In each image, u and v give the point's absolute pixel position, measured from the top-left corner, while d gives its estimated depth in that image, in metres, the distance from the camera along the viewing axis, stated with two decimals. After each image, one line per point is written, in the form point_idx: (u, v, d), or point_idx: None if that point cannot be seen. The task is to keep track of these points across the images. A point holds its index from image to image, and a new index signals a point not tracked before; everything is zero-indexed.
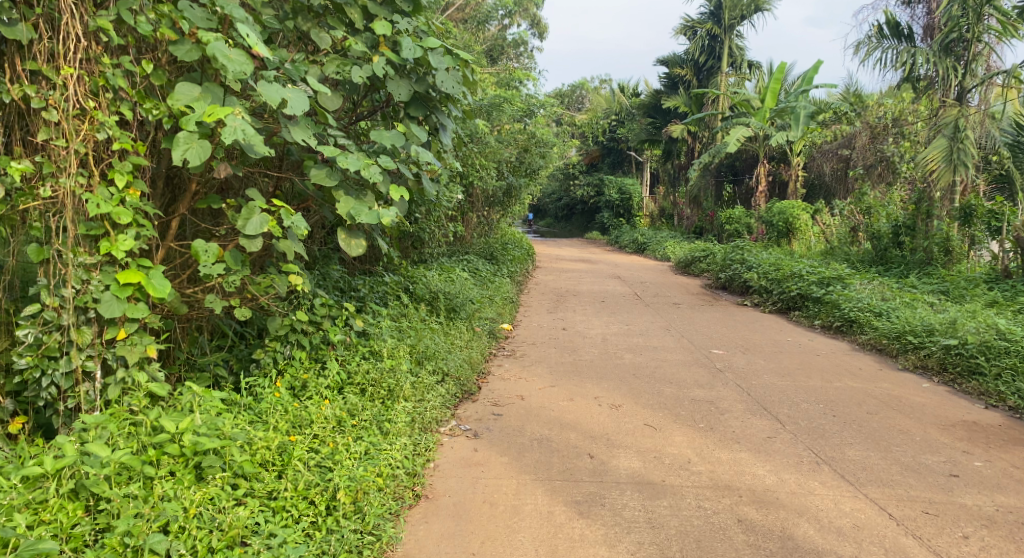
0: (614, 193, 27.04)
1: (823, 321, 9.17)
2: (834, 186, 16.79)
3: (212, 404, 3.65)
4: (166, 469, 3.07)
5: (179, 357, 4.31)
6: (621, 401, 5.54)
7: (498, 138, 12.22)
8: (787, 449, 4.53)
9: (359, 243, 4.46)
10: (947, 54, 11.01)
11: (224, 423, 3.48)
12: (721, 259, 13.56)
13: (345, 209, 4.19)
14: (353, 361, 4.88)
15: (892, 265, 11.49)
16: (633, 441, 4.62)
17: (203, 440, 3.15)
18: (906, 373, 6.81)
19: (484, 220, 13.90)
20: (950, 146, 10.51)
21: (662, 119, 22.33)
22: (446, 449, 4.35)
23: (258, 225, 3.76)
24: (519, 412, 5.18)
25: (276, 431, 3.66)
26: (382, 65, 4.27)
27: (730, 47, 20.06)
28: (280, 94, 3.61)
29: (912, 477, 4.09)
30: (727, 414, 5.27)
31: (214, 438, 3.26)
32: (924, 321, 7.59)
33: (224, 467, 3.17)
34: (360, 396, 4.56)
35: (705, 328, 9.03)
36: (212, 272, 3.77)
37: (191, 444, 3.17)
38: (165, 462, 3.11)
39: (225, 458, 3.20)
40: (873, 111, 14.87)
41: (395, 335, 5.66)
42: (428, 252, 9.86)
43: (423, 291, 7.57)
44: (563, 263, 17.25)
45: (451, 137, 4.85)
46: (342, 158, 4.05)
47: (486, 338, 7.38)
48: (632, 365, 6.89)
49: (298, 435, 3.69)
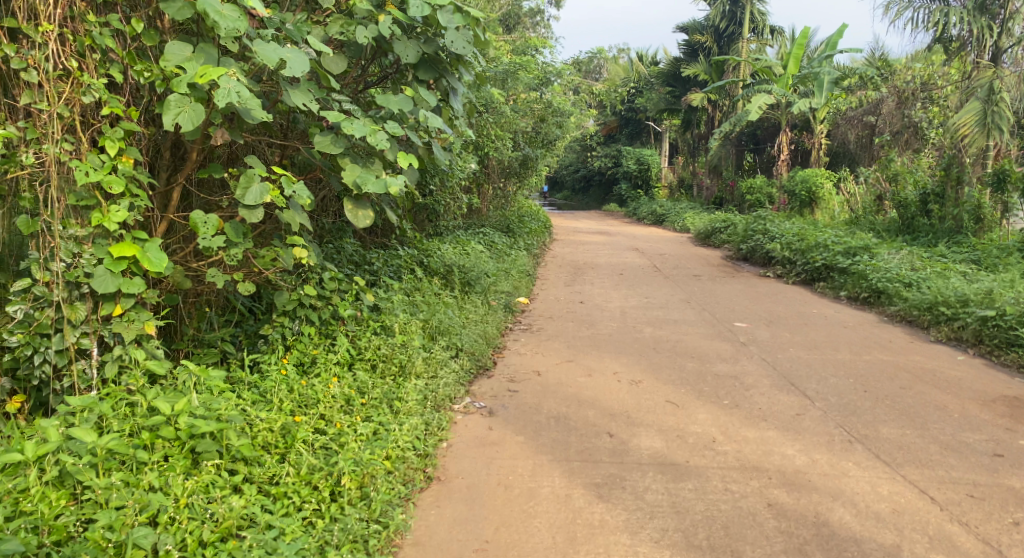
0: (632, 163, 26.60)
1: (850, 293, 8.88)
2: (859, 153, 16.37)
3: (214, 383, 3.49)
4: (159, 454, 2.89)
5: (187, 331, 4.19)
6: (641, 377, 5.35)
7: (513, 107, 11.95)
8: (817, 427, 4.32)
9: (366, 215, 4.21)
10: (982, 12, 10.63)
11: (227, 405, 3.31)
12: (742, 231, 13.25)
13: (350, 177, 3.95)
14: (364, 337, 4.69)
15: (920, 235, 11.16)
16: (655, 419, 4.43)
17: (198, 423, 2.97)
18: (940, 346, 6.56)
19: (500, 192, 13.67)
20: (984, 109, 10.12)
21: (682, 87, 21.93)
22: (459, 428, 4.17)
23: (258, 195, 3.52)
24: (535, 388, 5.02)
25: (279, 412, 3.47)
26: (388, 24, 4.03)
27: (752, 11, 19.46)
28: (277, 54, 3.36)
29: (953, 457, 3.86)
30: (753, 390, 5.06)
31: (211, 421, 3.08)
32: (958, 292, 7.31)
33: (221, 452, 2.99)
34: (370, 373, 4.37)
35: (728, 301, 8.79)
36: (212, 245, 3.56)
37: (186, 428, 3.00)
38: (159, 446, 2.93)
39: (222, 442, 3.01)
40: (901, 75, 14.44)
41: (407, 309, 5.48)
42: (442, 225, 9.68)
43: (437, 265, 7.40)
44: (581, 235, 16.99)
45: (462, 102, 4.60)
46: (346, 124, 3.84)
47: (501, 312, 7.20)
48: (653, 339, 6.69)
49: (304, 415, 3.49)
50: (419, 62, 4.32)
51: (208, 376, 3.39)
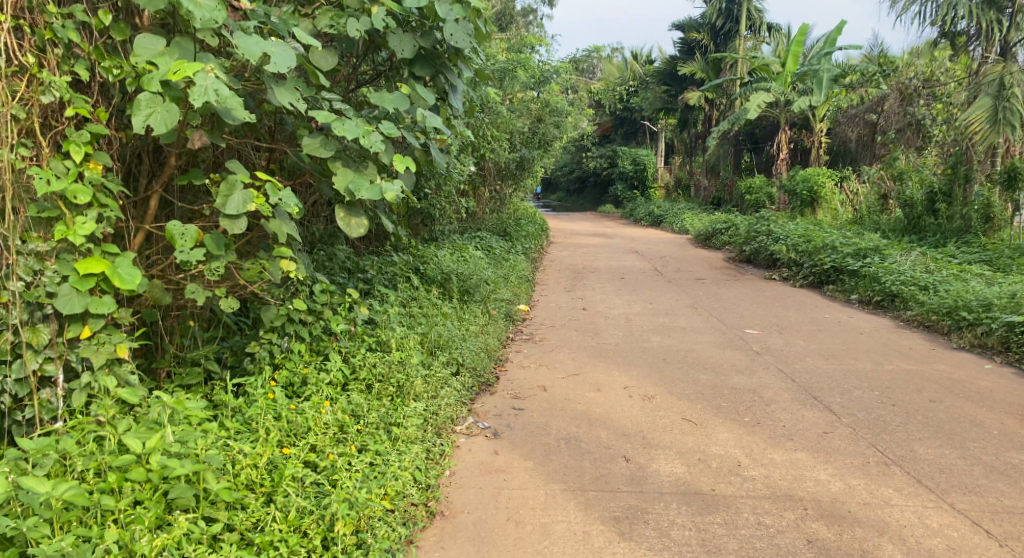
0: (629, 164, 26.23)
1: (861, 296, 8.57)
2: (860, 152, 16.09)
3: (191, 413, 3.16)
4: (128, 500, 2.58)
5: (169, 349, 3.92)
6: (654, 391, 5.04)
7: (510, 107, 11.64)
8: (848, 447, 4.03)
9: (360, 223, 3.85)
10: (990, 6, 10.37)
11: (207, 440, 2.99)
12: (744, 232, 12.94)
13: (342, 183, 3.62)
14: (359, 355, 4.35)
15: (927, 235, 10.89)
16: (673, 440, 4.12)
17: (172, 465, 2.65)
18: (964, 354, 6.28)
19: (496, 195, 13.33)
20: (994, 105, 9.79)
21: (678, 87, 21.64)
22: (463, 453, 3.85)
23: (240, 204, 3.16)
24: (542, 406, 4.71)
25: (265, 444, 3.14)
26: (382, 16, 3.72)
27: (749, 9, 19.18)
28: (260, 48, 3.02)
29: (1002, 482, 3.59)
30: (773, 405, 4.75)
31: (186, 459, 2.76)
32: (978, 295, 7.04)
33: (198, 497, 2.68)
34: (365, 394, 4.03)
35: (735, 306, 8.49)
36: (191, 259, 3.19)
37: (158, 469, 2.68)
38: (127, 490, 2.62)
39: (199, 485, 2.69)
40: (903, 72, 14.17)
41: (403, 322, 5.15)
42: (438, 229, 9.33)
43: (435, 273, 7.09)
44: (578, 238, 16.66)
45: (462, 101, 4.29)
46: (337, 125, 3.53)
47: (502, 321, 6.88)
48: (662, 349, 6.37)
49: (293, 447, 3.16)
50: (415, 58, 4.02)
51: (185, 408, 3.06)
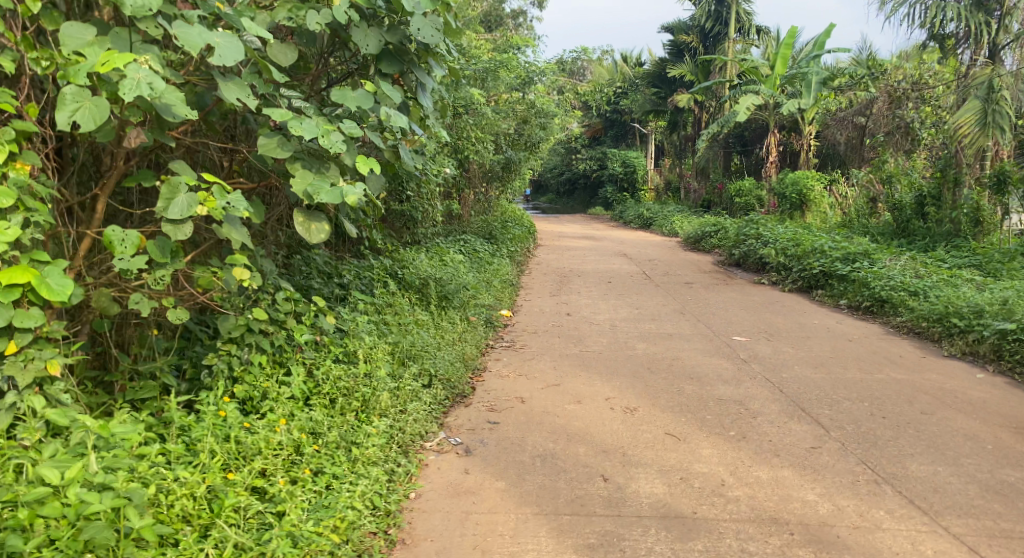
0: (618, 166, 26.06)
1: (850, 302, 8.40)
2: (848, 155, 15.96)
3: (125, 437, 2.91)
4: (37, 539, 2.34)
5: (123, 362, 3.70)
6: (637, 403, 4.83)
7: (495, 109, 11.41)
8: (837, 464, 3.83)
9: (320, 229, 3.63)
10: (978, 9, 10.28)
11: (136, 469, 2.75)
12: (733, 236, 12.79)
13: (301, 185, 3.40)
14: (323, 366, 4.13)
15: (916, 238, 10.78)
16: (654, 457, 3.91)
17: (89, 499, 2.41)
18: (955, 362, 6.10)
19: (482, 198, 13.13)
20: (983, 108, 9.64)
21: (668, 89, 21.51)
22: (431, 472, 3.65)
23: (185, 206, 2.95)
24: (518, 419, 4.50)
25: (207, 470, 2.93)
26: (344, 9, 3.51)
27: (738, 12, 19.06)
28: (203, 38, 2.81)
29: (998, 502, 3.41)
30: (760, 418, 4.55)
31: (109, 492, 2.52)
32: (969, 301, 6.88)
33: (119, 534, 2.45)
34: (328, 410, 3.82)
35: (722, 311, 8.30)
36: (131, 266, 2.98)
37: (75, 503, 2.44)
38: (38, 528, 2.37)
39: (121, 522, 2.47)
40: (892, 75, 14.04)
41: (374, 330, 4.92)
42: (421, 233, 9.11)
43: (413, 278, 6.87)
44: (567, 241, 16.48)
45: (432, 100, 4.08)
46: (294, 123, 3.30)
47: (482, 328, 6.66)
48: (646, 357, 6.17)
49: (237, 473, 2.96)
50: (382, 54, 3.81)
51: (111, 433, 2.80)
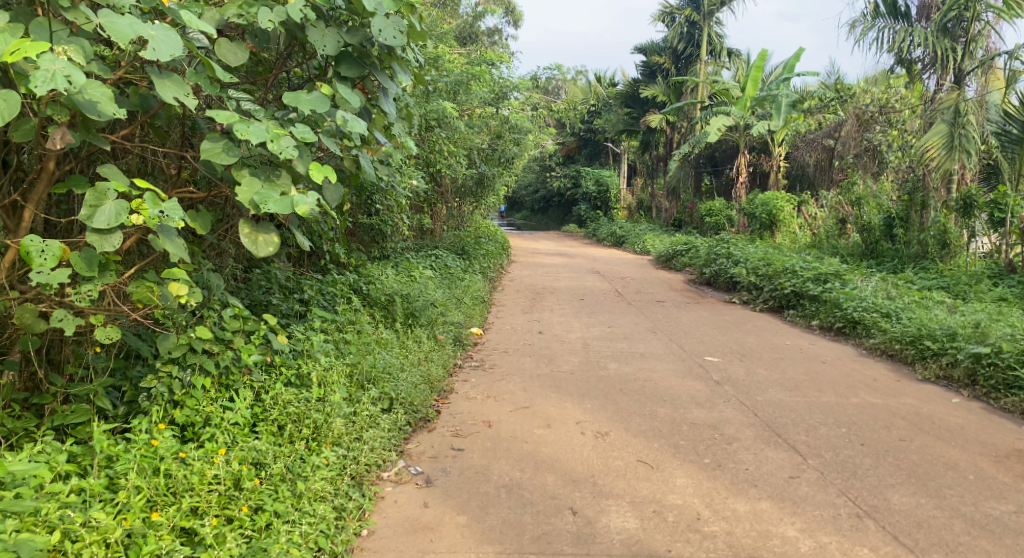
0: (592, 184, 26.03)
1: (822, 323, 8.31)
2: (817, 177, 16.02)
3: (32, 475, 2.69)
4: None
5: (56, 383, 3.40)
6: (608, 427, 4.61)
7: (468, 123, 11.22)
8: (817, 495, 3.65)
9: (269, 241, 3.37)
10: (945, 35, 10.36)
11: (41, 513, 2.59)
12: (705, 254, 12.71)
13: (247, 194, 3.15)
14: (274, 389, 3.87)
15: (885, 260, 10.80)
16: (626, 487, 3.69)
17: None
18: (929, 386, 5.98)
19: (453, 213, 12.91)
20: (950, 132, 9.68)
21: (640, 109, 21.55)
22: (386, 505, 3.42)
23: (111, 215, 2.71)
24: (484, 445, 4.26)
25: (125, 517, 2.72)
26: (299, 6, 3.28)
27: (710, 34, 19.17)
28: (134, 30, 2.67)
29: (984, 539, 3.25)
30: (735, 445, 4.35)
31: None
32: (943, 324, 6.79)
33: None
34: (275, 438, 3.59)
35: (695, 330, 8.13)
36: (51, 280, 2.72)
37: None
38: None
39: None
40: (860, 98, 14.15)
41: (331, 350, 4.64)
42: (389, 247, 8.85)
43: (377, 294, 6.61)
44: (540, 257, 16.31)
45: (395, 106, 3.85)
46: (241, 126, 3.06)
47: (449, 347, 6.41)
48: (618, 378, 5.96)
49: (160, 518, 2.77)
50: (340, 56, 3.57)
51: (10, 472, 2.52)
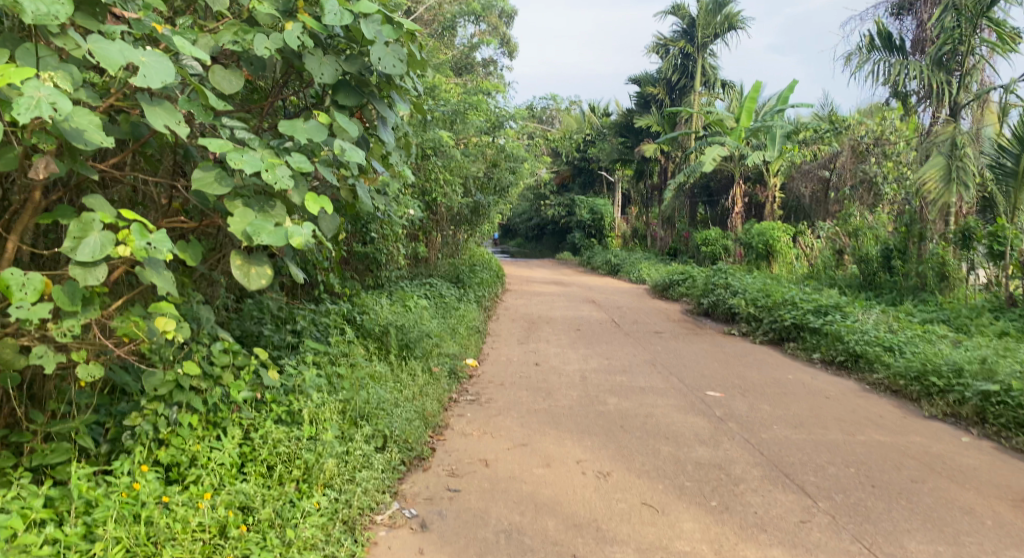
0: (586, 213, 26.03)
1: (823, 356, 8.18)
2: (813, 208, 15.99)
3: None
4: None
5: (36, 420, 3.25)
6: (610, 467, 4.46)
7: (464, 151, 11.16)
8: (830, 542, 3.50)
9: (261, 274, 3.24)
10: (940, 68, 10.35)
11: None
12: (702, 284, 12.61)
13: (240, 225, 3.03)
14: (263, 427, 3.72)
15: (884, 292, 10.71)
16: (631, 533, 3.54)
17: None
18: (937, 424, 5.84)
19: (448, 241, 12.80)
20: (947, 164, 9.65)
21: (635, 139, 21.59)
22: (380, 553, 3.28)
23: (96, 247, 2.59)
24: (481, 485, 4.10)
25: None
26: (297, 33, 3.20)
27: (704, 66, 19.29)
28: (125, 56, 2.56)
29: None
30: (742, 486, 4.21)
31: None
32: (948, 359, 6.67)
33: None
34: (264, 480, 3.44)
35: (694, 363, 7.99)
36: (31, 316, 2.58)
37: None
38: None
39: None
40: (855, 130, 14.17)
41: (323, 384, 4.48)
42: (384, 276, 8.71)
43: (372, 325, 6.47)
44: (535, 286, 16.20)
45: (393, 136, 3.74)
46: (235, 155, 2.95)
47: (445, 380, 6.25)
48: (618, 413, 5.81)
49: None
50: (338, 84, 3.48)
51: None
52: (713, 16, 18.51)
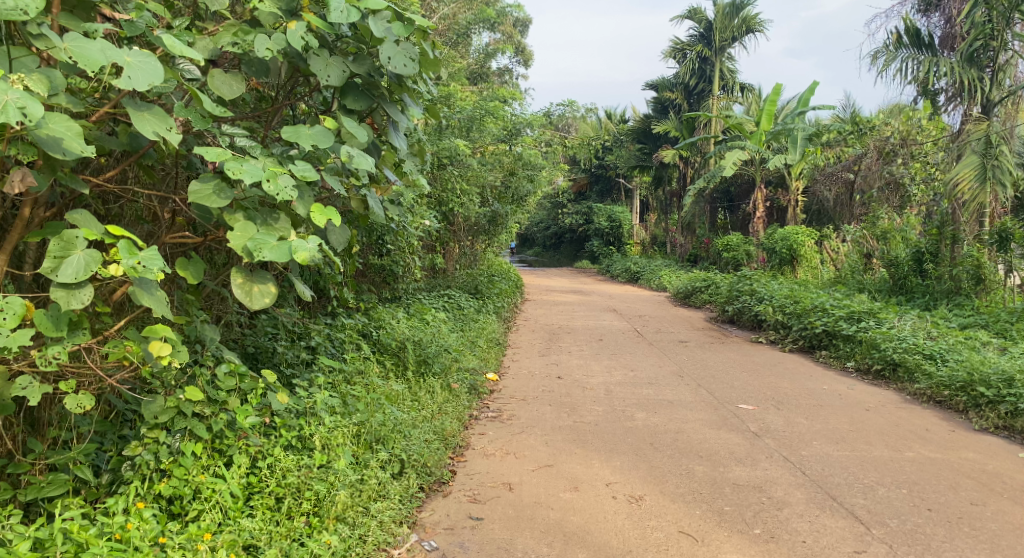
0: (604, 220, 25.71)
1: (858, 365, 7.82)
2: (838, 211, 15.58)
3: None
4: None
5: (34, 450, 3.01)
6: (642, 490, 4.17)
7: (480, 161, 10.91)
8: None
9: (264, 292, 3.01)
10: (972, 64, 9.92)
11: None
12: (726, 291, 12.25)
13: (240, 240, 2.80)
14: (272, 456, 3.49)
15: (915, 296, 10.29)
16: None
17: None
18: (988, 437, 5.49)
19: (465, 252, 12.54)
20: (982, 163, 9.21)
21: (653, 145, 21.18)
22: None
23: (80, 267, 2.36)
24: (506, 512, 3.83)
25: None
26: (301, 33, 2.97)
27: (722, 69, 18.95)
28: (107, 56, 2.35)
29: None
30: (787, 510, 3.91)
31: None
32: (995, 367, 6.30)
33: None
34: (272, 514, 3.21)
35: (723, 374, 7.66)
36: (11, 342, 2.36)
37: None
38: None
39: None
40: (880, 130, 13.76)
41: (337, 406, 4.24)
42: (400, 288, 8.47)
43: (389, 341, 6.24)
44: (554, 295, 15.90)
45: (404, 141, 3.50)
46: (234, 164, 2.73)
47: (465, 397, 5.97)
48: (648, 429, 5.52)
49: None
50: (346, 87, 3.25)
51: None
52: (731, 19, 18.11)
